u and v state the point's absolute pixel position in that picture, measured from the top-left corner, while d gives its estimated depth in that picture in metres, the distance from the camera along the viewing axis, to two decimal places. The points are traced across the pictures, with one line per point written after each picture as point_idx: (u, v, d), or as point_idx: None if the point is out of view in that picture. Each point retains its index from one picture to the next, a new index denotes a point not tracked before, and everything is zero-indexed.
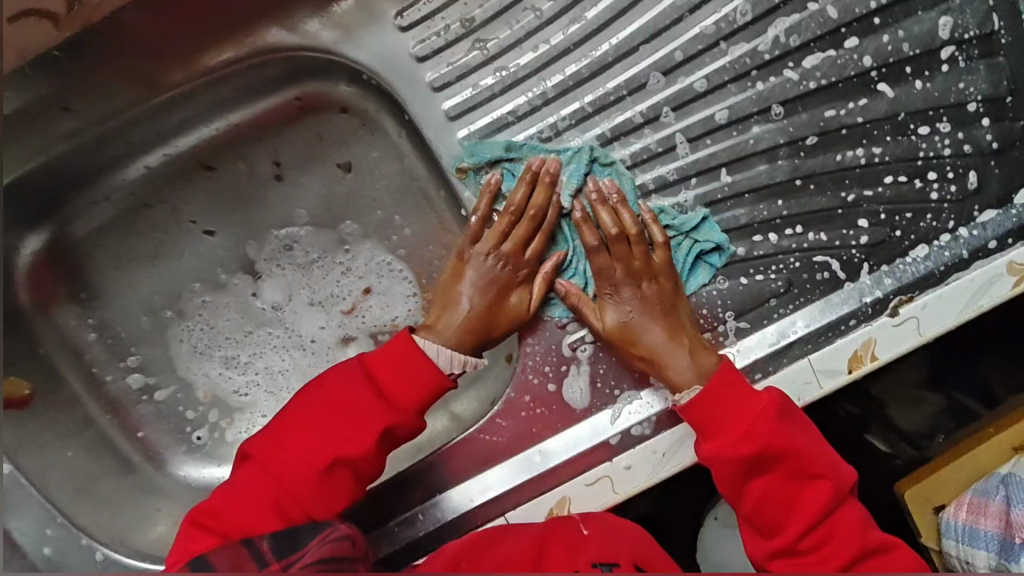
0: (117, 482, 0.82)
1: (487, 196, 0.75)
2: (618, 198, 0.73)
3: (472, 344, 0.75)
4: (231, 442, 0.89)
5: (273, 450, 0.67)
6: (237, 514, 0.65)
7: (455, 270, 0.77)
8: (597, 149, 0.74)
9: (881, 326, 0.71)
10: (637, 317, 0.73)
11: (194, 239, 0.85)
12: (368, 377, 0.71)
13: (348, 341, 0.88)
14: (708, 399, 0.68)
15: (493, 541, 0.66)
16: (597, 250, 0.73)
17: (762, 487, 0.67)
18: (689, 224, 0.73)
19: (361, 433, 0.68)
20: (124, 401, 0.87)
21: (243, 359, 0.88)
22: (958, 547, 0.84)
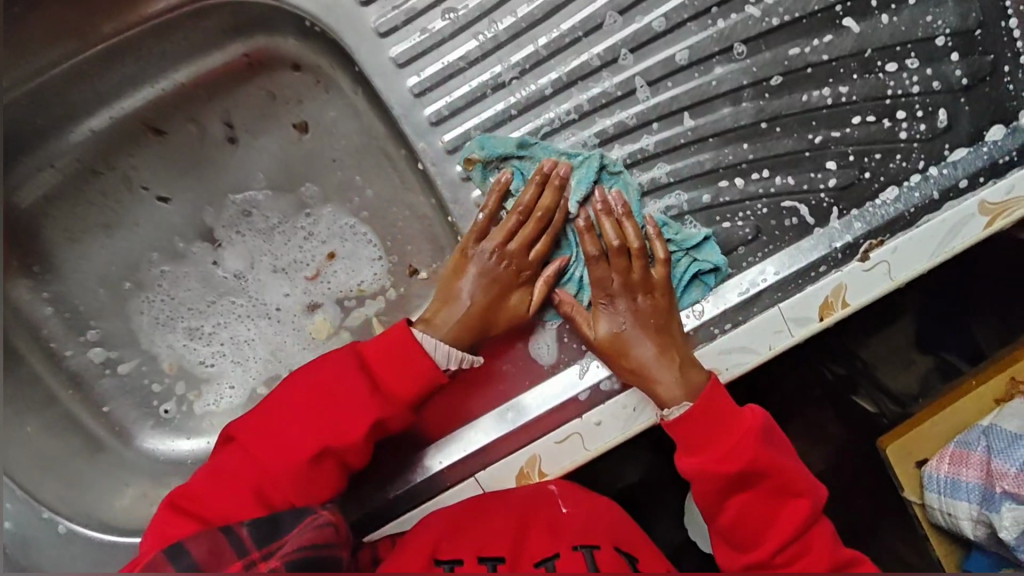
0: (82, 458, 0.81)
1: (497, 193, 0.71)
2: (623, 211, 0.70)
3: (468, 342, 0.72)
4: (200, 415, 0.88)
5: (261, 435, 0.65)
6: (219, 498, 0.62)
7: (457, 265, 0.73)
8: (606, 157, 0.71)
9: (851, 271, 0.70)
10: (626, 332, 0.70)
11: (150, 207, 0.83)
12: (364, 367, 0.68)
13: (314, 308, 0.87)
14: (697, 414, 0.66)
15: (470, 513, 0.66)
16: (600, 262, 0.70)
17: (741, 502, 0.65)
18: (691, 242, 0.72)
19: (354, 427, 0.66)
20: (86, 374, 0.85)
21: (208, 329, 0.87)
22: (940, 499, 0.86)
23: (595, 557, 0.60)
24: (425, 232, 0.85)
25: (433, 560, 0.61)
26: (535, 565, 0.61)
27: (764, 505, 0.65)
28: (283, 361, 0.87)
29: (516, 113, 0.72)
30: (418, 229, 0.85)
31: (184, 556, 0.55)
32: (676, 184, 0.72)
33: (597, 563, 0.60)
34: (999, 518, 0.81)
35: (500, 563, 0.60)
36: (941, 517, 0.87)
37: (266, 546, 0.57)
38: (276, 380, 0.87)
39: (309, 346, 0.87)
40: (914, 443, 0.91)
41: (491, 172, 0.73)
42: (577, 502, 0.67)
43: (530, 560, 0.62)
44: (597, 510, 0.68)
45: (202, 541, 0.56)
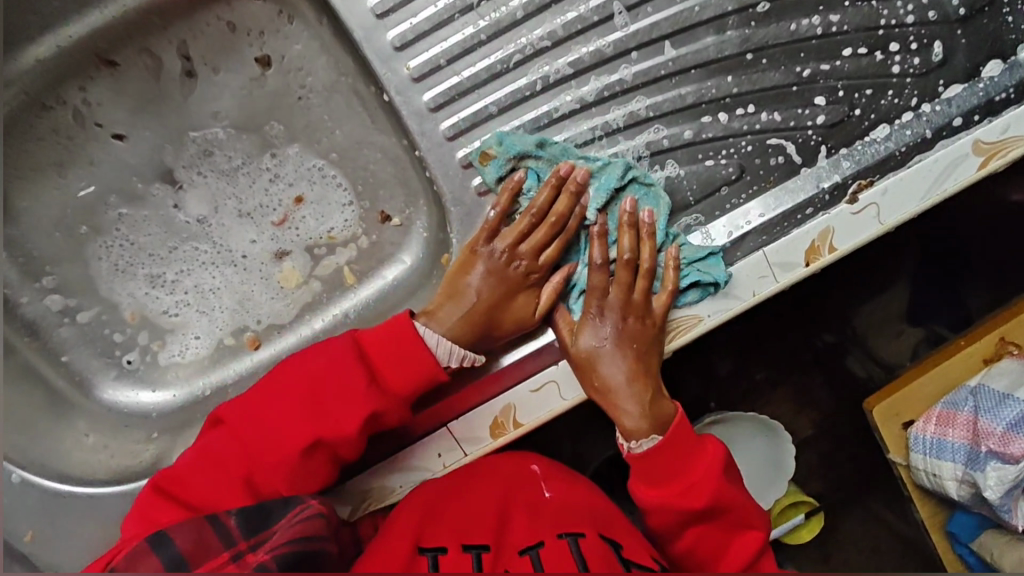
0: (39, 408, 0.78)
1: (507, 193, 0.67)
2: (632, 224, 0.67)
3: (473, 341, 0.68)
4: (165, 366, 0.85)
5: (250, 424, 0.64)
6: (206, 485, 0.62)
7: (465, 261, 0.68)
8: (635, 167, 0.68)
9: (839, 214, 0.67)
10: (602, 348, 0.66)
11: (104, 145, 0.79)
12: (361, 360, 0.66)
13: (283, 256, 0.84)
14: (665, 448, 0.65)
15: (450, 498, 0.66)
16: (604, 275, 0.67)
17: (699, 529, 0.66)
18: (696, 253, 0.68)
19: (346, 422, 0.64)
20: (43, 323, 0.82)
21: (170, 278, 0.83)
22: (925, 460, 0.85)
23: (579, 544, 0.59)
24: (397, 175, 0.82)
25: (417, 547, 0.60)
26: (520, 552, 0.59)
27: (718, 536, 0.66)
28: (250, 311, 0.85)
29: (486, 39, 0.68)
30: (390, 171, 0.82)
31: (171, 545, 0.54)
32: (656, 119, 0.68)
33: (581, 549, 0.59)
34: (983, 477, 0.81)
35: (485, 551, 0.60)
36: (927, 478, 0.86)
37: (256, 537, 0.55)
38: (243, 330, 0.86)
39: (278, 295, 0.85)
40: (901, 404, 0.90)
41: (508, 167, 0.67)
42: (560, 487, 0.69)
43: (514, 548, 0.60)
44: (579, 495, 0.69)
45: (188, 531, 0.55)
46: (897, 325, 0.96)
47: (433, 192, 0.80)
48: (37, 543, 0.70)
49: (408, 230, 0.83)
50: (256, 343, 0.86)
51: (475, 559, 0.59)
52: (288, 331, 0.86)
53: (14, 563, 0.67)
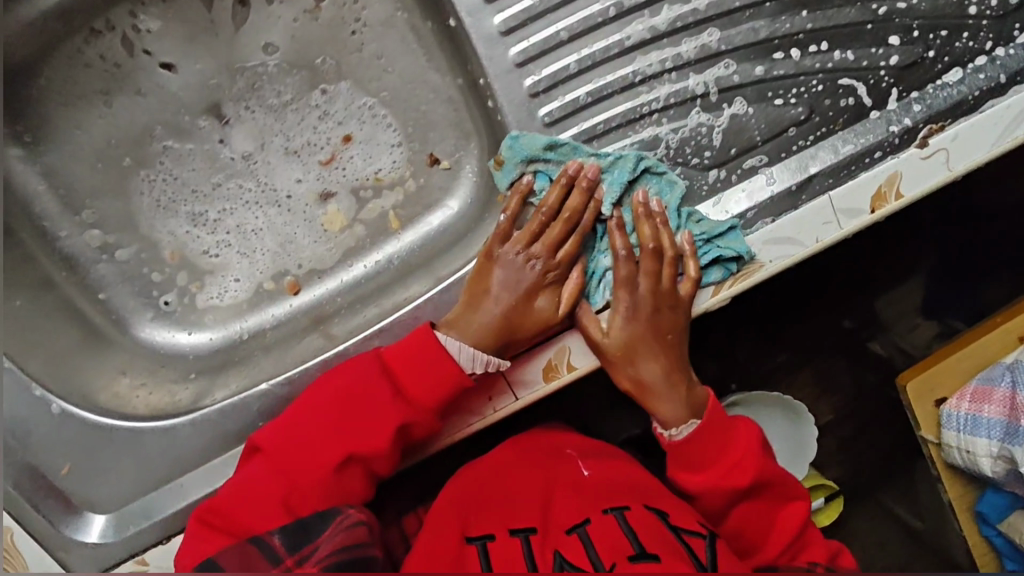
0: (76, 341, 0.76)
1: (517, 198, 0.67)
2: (647, 213, 0.65)
3: (501, 345, 0.64)
4: (203, 308, 0.83)
5: (285, 445, 0.62)
6: (249, 511, 0.59)
7: (483, 269, 0.66)
8: (647, 157, 0.67)
9: (908, 159, 0.65)
10: (634, 342, 0.63)
11: (151, 75, 0.78)
12: (384, 373, 0.64)
13: (328, 197, 0.82)
14: (702, 434, 0.63)
15: (493, 489, 0.70)
16: (630, 264, 0.64)
17: (747, 511, 0.65)
18: (715, 230, 0.65)
19: (377, 435, 0.62)
20: (81, 257, 0.80)
21: (213, 216, 0.81)
22: (959, 437, 0.90)
23: (625, 516, 0.62)
24: (450, 116, 0.81)
25: (465, 537, 0.65)
26: (568, 530, 0.62)
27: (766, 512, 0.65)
28: (292, 254, 0.83)
29: None
30: (443, 113, 0.81)
31: (217, 566, 0.54)
32: (727, 54, 0.67)
33: (628, 521, 0.61)
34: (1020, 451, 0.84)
35: (532, 533, 0.63)
36: (960, 456, 0.91)
37: (301, 550, 0.55)
38: (283, 275, 0.83)
39: (321, 238, 0.83)
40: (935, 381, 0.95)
41: (519, 171, 0.68)
42: (598, 464, 0.71)
43: (560, 527, 0.63)
44: (619, 470, 0.71)
45: (233, 554, 0.55)
46: (913, 320, 1.00)
47: (490, 119, 0.77)
48: (73, 476, 0.69)
49: (457, 173, 0.81)
50: (296, 288, 0.83)
51: (524, 540, 0.62)
52: (328, 277, 0.83)
53: (49, 496, 0.68)
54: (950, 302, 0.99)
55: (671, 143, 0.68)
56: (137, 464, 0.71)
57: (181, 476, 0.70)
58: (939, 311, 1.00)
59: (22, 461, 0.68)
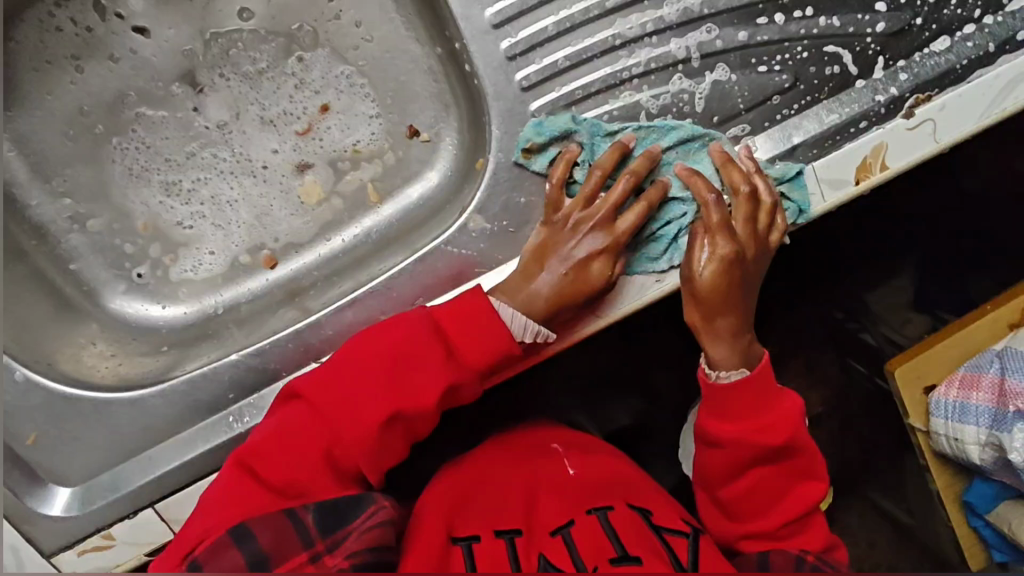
0: (44, 311, 0.75)
1: (564, 163, 0.65)
2: (729, 161, 0.64)
3: (555, 316, 0.64)
4: (176, 281, 0.81)
5: (326, 403, 0.59)
6: (288, 464, 0.58)
7: (539, 239, 0.65)
8: (686, 127, 0.66)
9: (894, 129, 0.65)
10: (728, 284, 0.63)
11: (124, 39, 0.76)
12: (438, 333, 0.62)
13: (305, 168, 0.81)
14: (751, 385, 0.63)
15: (475, 489, 0.70)
16: (723, 210, 0.63)
17: (759, 476, 0.66)
18: (785, 175, 0.65)
19: (424, 399, 0.61)
20: (52, 227, 0.78)
21: (187, 186, 0.80)
22: (947, 424, 0.89)
23: (609, 517, 0.63)
24: (430, 87, 0.79)
25: (450, 537, 0.63)
26: (552, 533, 0.63)
27: (780, 483, 0.66)
28: (268, 227, 0.82)
29: None
30: (423, 84, 0.79)
31: (252, 541, 0.52)
32: (710, 17, 0.66)
33: (610, 523, 0.62)
34: (1009, 438, 0.83)
35: (517, 536, 0.63)
36: (947, 444, 0.90)
37: (329, 537, 0.54)
38: (260, 249, 0.82)
39: (299, 211, 0.82)
40: (921, 368, 0.93)
41: (549, 152, 0.66)
42: (583, 461, 0.72)
43: (545, 528, 0.64)
44: (606, 469, 0.71)
45: (266, 526, 0.53)
46: (904, 314, 0.99)
47: (469, 85, 0.75)
48: (39, 448, 0.69)
49: (437, 146, 0.80)
50: (272, 262, 0.83)
51: (508, 543, 0.62)
52: (305, 249, 0.83)
53: (15, 468, 0.68)
54: (936, 292, 0.99)
55: (651, 109, 0.66)
56: (106, 435, 0.70)
57: (150, 449, 0.70)
58: (927, 299, 0.99)
59: None
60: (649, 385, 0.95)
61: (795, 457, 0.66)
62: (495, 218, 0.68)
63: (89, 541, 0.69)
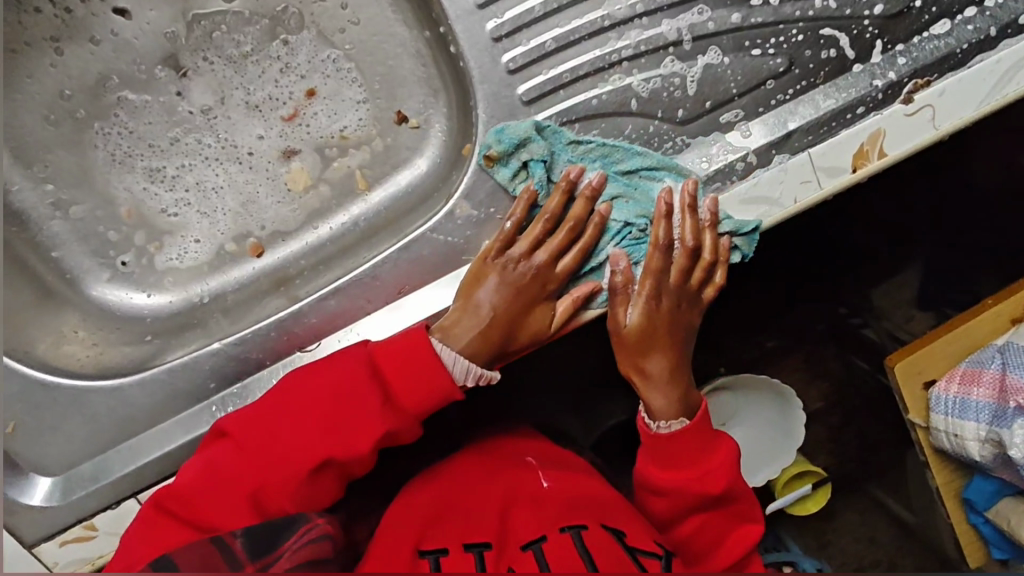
0: (25, 300, 0.74)
1: (523, 203, 0.63)
2: (691, 207, 0.63)
3: (491, 355, 0.63)
4: (162, 269, 0.81)
5: (260, 441, 0.59)
6: (216, 500, 0.57)
7: (477, 274, 0.63)
8: (648, 156, 0.64)
9: (892, 115, 0.63)
10: (656, 336, 0.64)
11: (105, 21, 0.75)
12: (373, 375, 0.60)
13: (291, 154, 0.79)
14: (688, 434, 0.64)
15: (436, 505, 0.69)
16: (666, 258, 0.63)
17: (703, 520, 0.66)
18: (742, 227, 0.64)
19: (358, 444, 0.60)
20: (33, 213, 0.76)
21: (171, 172, 0.78)
22: (947, 420, 0.87)
23: (582, 536, 0.61)
24: (418, 72, 0.78)
25: (418, 550, 0.63)
26: (523, 547, 0.61)
27: (720, 528, 0.66)
28: (254, 215, 0.81)
29: None
30: (411, 68, 0.78)
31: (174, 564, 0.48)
32: None
33: (585, 542, 0.60)
34: (1010, 434, 0.81)
35: (486, 550, 0.61)
36: (946, 440, 0.88)
37: (269, 555, 0.51)
38: (247, 237, 0.81)
39: (285, 199, 0.81)
40: (922, 363, 0.90)
41: (509, 161, 0.65)
42: (558, 476, 0.71)
43: (516, 544, 0.62)
44: (582, 486, 0.70)
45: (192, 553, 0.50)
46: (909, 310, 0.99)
47: (455, 65, 0.75)
48: (18, 438, 0.68)
49: (426, 133, 0.79)
50: (259, 250, 0.82)
51: (477, 557, 0.60)
52: (292, 237, 0.82)
53: None
54: (938, 287, 0.97)
55: (642, 94, 0.64)
56: (86, 425, 0.68)
57: (127, 440, 0.68)
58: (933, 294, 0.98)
59: None
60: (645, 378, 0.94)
61: (732, 502, 0.67)
62: (482, 205, 0.66)
63: (71, 532, 0.68)
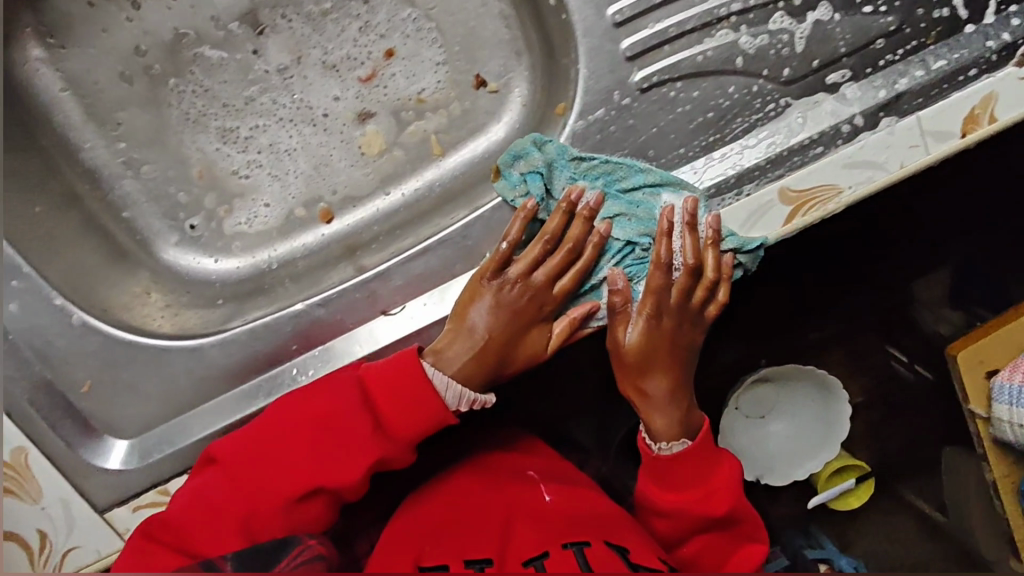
0: (99, 259, 0.72)
1: (520, 221, 0.61)
2: (692, 224, 0.61)
3: (484, 380, 0.61)
4: (231, 234, 0.79)
5: (248, 470, 0.57)
6: (203, 532, 0.55)
7: (472, 295, 0.62)
8: (649, 173, 0.62)
9: (1005, 78, 0.61)
10: (655, 358, 0.63)
11: None
12: (364, 401, 0.59)
13: (366, 117, 0.77)
14: (692, 455, 0.63)
15: (436, 519, 0.67)
16: (666, 278, 0.61)
17: (706, 541, 0.64)
18: (747, 244, 0.61)
19: (352, 470, 0.58)
20: (105, 171, 0.75)
21: (244, 133, 0.77)
22: (1011, 411, 0.80)
23: (585, 552, 0.59)
24: (501, 34, 0.77)
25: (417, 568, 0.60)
26: (524, 564, 0.58)
27: (730, 550, 0.64)
28: (326, 179, 0.79)
29: None
30: (494, 30, 0.77)
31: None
32: None
33: (586, 557, 0.58)
34: None
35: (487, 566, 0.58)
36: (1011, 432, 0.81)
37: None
38: (317, 202, 0.79)
39: (358, 162, 0.79)
40: (988, 350, 0.84)
41: (512, 172, 0.65)
42: (559, 489, 0.70)
43: (517, 560, 0.59)
44: (583, 502, 0.68)
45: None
46: None
47: (546, 22, 0.73)
48: (94, 397, 0.66)
49: (505, 97, 0.78)
50: (328, 216, 0.80)
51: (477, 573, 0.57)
52: (362, 204, 0.80)
53: (69, 417, 0.65)
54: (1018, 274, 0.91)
55: (748, 51, 0.64)
56: (162, 387, 0.66)
57: (207, 402, 0.67)
58: None
59: (40, 376, 0.64)
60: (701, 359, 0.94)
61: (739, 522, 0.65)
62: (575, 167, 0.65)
63: (145, 497, 0.67)
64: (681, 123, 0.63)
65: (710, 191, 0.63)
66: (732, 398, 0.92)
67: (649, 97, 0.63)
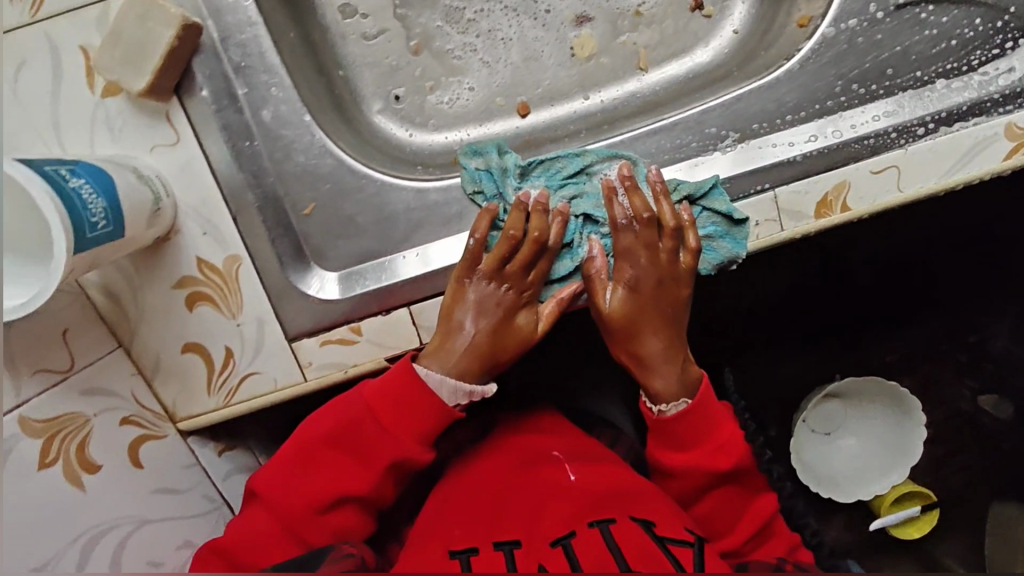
0: (325, 104, 0.75)
1: (486, 219, 0.65)
2: (635, 186, 0.66)
3: (477, 369, 0.66)
4: (430, 113, 0.81)
5: (284, 490, 0.62)
6: (249, 550, 0.60)
7: (454, 294, 0.66)
8: (588, 157, 0.70)
9: None
10: (637, 324, 0.67)
11: None
12: (372, 411, 0.63)
13: (584, 21, 0.81)
14: (686, 417, 0.67)
15: (457, 502, 0.70)
16: (631, 235, 0.66)
17: (717, 498, 0.69)
18: (699, 189, 0.67)
19: (377, 471, 0.63)
20: (336, 28, 0.79)
21: (469, 15, 0.80)
22: None
23: (612, 531, 0.60)
24: None
25: (448, 551, 0.61)
26: (552, 543, 0.59)
27: (739, 502, 0.70)
28: (533, 74, 0.82)
29: None
30: None
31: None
32: None
33: (613, 536, 0.60)
34: None
35: (517, 547, 0.60)
36: None
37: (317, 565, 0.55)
38: (519, 92, 0.82)
39: (567, 63, 0.82)
40: None
41: (469, 166, 0.70)
42: (585, 469, 0.70)
43: (545, 540, 0.60)
44: (607, 480, 0.69)
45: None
46: None
47: None
48: (313, 220, 0.68)
49: (720, 21, 0.81)
50: (525, 110, 0.82)
51: (507, 555, 0.59)
52: (561, 103, 0.82)
53: (286, 235, 0.67)
54: None
55: None
56: (377, 222, 0.68)
57: (418, 245, 0.68)
58: None
59: (272, 190, 0.66)
60: (831, 319, 0.97)
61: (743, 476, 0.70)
62: (815, 74, 0.68)
63: (336, 332, 0.67)
64: (925, 45, 0.67)
65: (940, 115, 0.66)
66: (803, 411, 0.93)
67: (902, 15, 0.67)
